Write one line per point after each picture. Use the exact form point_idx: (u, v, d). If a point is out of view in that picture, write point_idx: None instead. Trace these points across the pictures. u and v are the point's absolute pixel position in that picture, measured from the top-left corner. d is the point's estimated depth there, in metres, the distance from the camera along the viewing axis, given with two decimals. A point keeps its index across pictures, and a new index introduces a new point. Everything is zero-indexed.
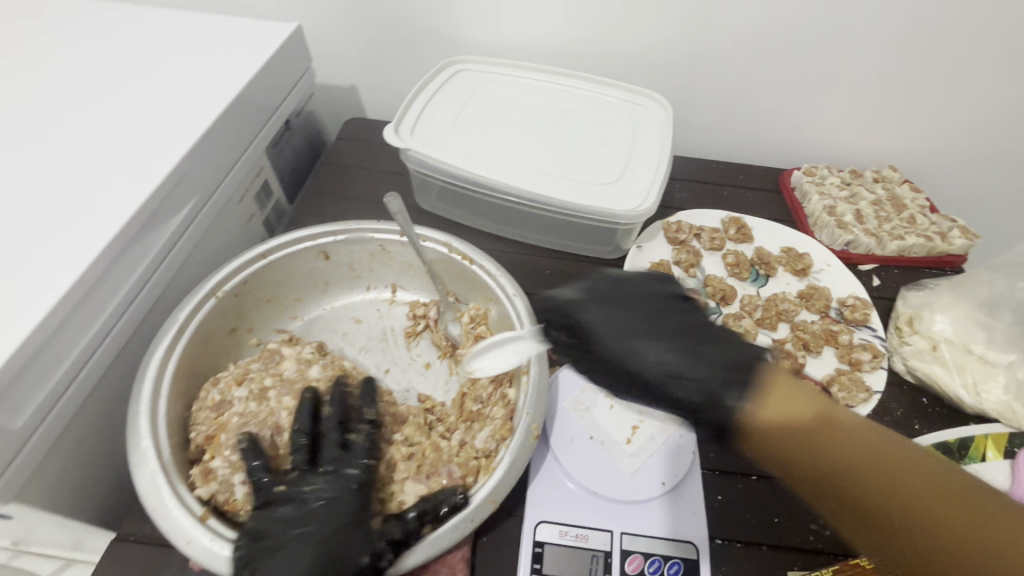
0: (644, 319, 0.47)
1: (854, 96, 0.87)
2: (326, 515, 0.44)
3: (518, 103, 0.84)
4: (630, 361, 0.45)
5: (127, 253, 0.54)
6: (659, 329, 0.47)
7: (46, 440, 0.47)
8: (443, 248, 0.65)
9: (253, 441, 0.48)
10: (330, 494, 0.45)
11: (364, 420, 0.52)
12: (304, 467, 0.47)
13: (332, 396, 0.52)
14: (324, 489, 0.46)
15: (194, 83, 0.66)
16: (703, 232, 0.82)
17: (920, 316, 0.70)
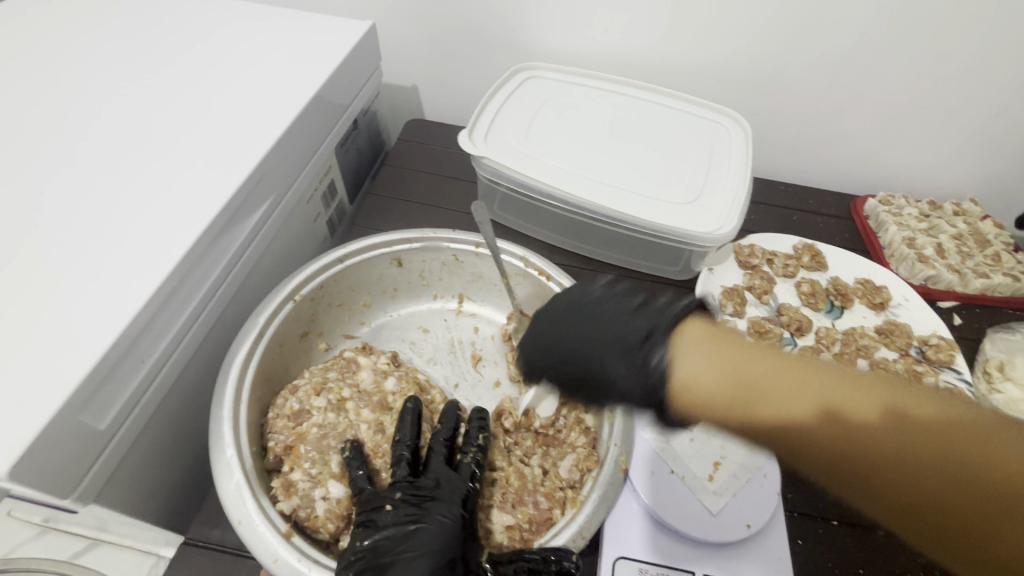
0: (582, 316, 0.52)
1: (939, 123, 0.84)
2: (433, 548, 0.41)
3: (591, 113, 0.81)
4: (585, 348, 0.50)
5: (210, 251, 0.53)
6: (605, 328, 0.50)
7: (127, 441, 0.46)
8: (518, 262, 0.64)
9: (357, 450, 0.48)
10: (442, 525, 0.42)
11: (473, 444, 0.49)
12: (409, 491, 0.44)
13: (446, 415, 0.51)
14: (436, 519, 0.42)
15: (274, 80, 0.65)
16: (776, 258, 0.79)
17: (1012, 362, 0.67)
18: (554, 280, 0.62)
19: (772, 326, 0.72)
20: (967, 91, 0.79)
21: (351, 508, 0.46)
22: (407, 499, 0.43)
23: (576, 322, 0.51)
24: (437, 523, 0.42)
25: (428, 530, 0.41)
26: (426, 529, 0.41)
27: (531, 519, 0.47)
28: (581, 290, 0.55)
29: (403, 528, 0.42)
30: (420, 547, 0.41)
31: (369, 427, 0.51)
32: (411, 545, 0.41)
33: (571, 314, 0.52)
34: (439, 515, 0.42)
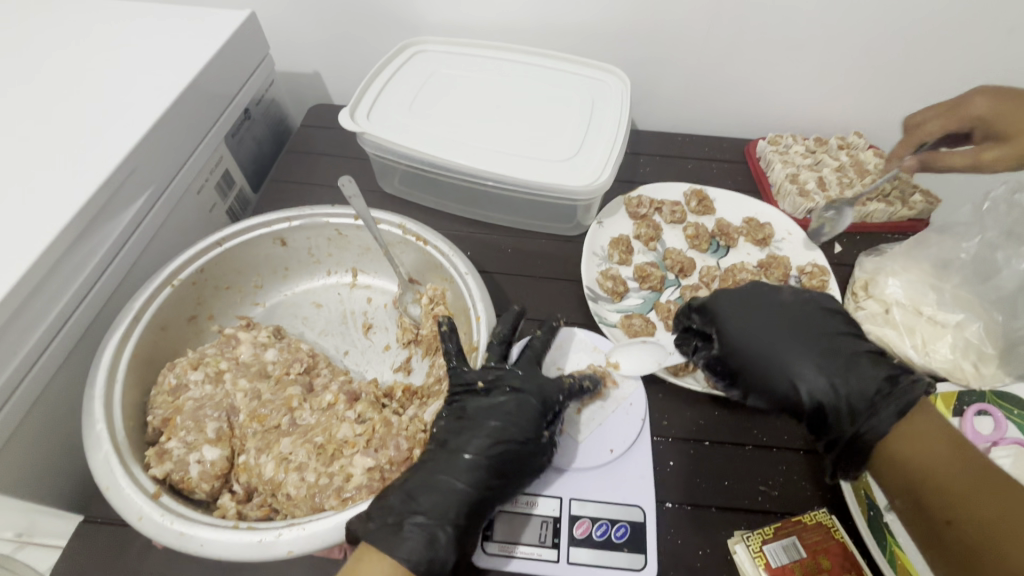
0: (751, 303, 0.58)
1: (815, 64, 0.87)
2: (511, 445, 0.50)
3: (477, 82, 0.83)
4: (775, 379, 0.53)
5: (78, 248, 0.55)
6: (789, 332, 0.55)
7: (4, 429, 0.49)
8: (396, 229, 0.67)
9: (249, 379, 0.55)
10: (529, 401, 0.52)
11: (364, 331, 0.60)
12: (471, 390, 0.54)
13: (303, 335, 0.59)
14: (527, 401, 0.53)
15: (144, 75, 0.66)
16: (664, 206, 0.82)
17: (874, 281, 0.71)
18: (430, 244, 0.65)
19: (655, 270, 0.75)
20: (837, 28, 0.82)
21: (227, 468, 0.50)
22: (450, 409, 0.54)
23: (754, 305, 0.58)
24: (503, 423, 0.51)
25: (521, 404, 0.52)
26: (518, 407, 0.52)
27: (391, 460, 0.50)
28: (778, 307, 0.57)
29: (454, 427, 0.51)
30: (464, 443, 0.50)
31: (245, 394, 0.55)
32: (450, 438, 0.50)
33: (751, 306, 0.58)
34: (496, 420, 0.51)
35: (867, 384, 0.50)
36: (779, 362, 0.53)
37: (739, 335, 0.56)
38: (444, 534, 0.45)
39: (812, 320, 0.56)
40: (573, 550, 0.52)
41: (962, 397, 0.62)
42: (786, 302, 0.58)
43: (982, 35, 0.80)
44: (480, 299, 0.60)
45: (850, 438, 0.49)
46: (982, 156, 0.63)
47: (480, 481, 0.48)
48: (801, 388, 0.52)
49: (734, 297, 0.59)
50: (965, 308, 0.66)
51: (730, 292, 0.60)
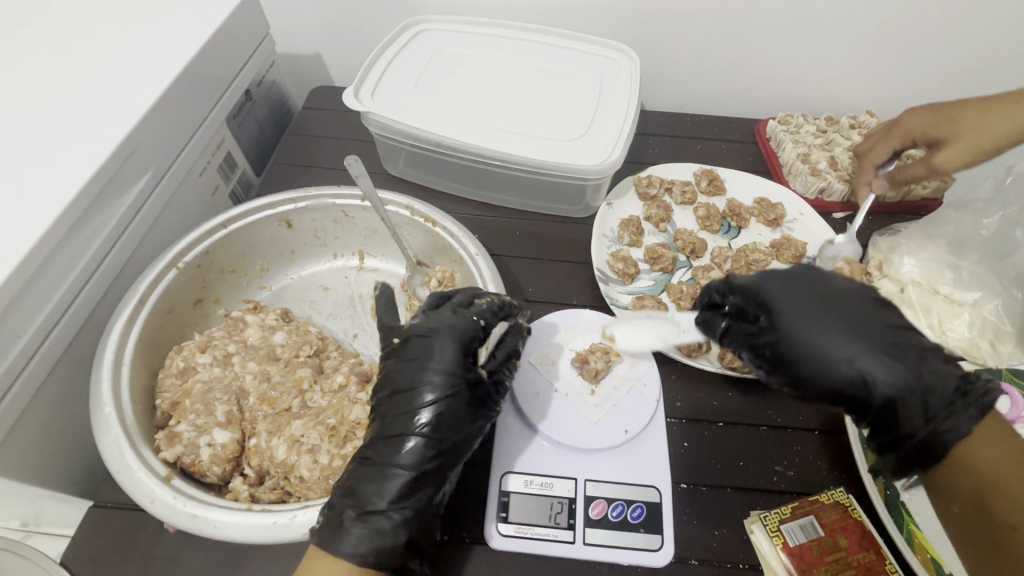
0: (805, 287, 0.51)
1: (827, 41, 0.85)
2: (440, 410, 0.45)
3: (482, 61, 0.81)
4: (840, 375, 0.46)
5: (80, 230, 0.53)
6: (850, 321, 0.48)
7: (11, 413, 0.48)
8: (404, 211, 0.66)
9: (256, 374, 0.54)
10: (444, 352, 0.47)
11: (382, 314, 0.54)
12: (394, 355, 0.50)
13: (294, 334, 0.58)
14: (441, 350, 0.48)
15: (143, 54, 0.64)
16: (674, 186, 0.81)
17: (889, 260, 0.69)
18: (439, 225, 0.64)
19: (666, 251, 0.74)
20: (850, 4, 0.80)
21: (239, 451, 0.50)
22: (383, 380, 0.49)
23: (811, 287, 0.51)
24: (429, 385, 0.46)
25: (437, 357, 0.47)
26: (440, 363, 0.47)
27: None
28: (831, 284, 0.51)
29: (387, 403, 0.47)
30: (399, 420, 0.45)
31: (254, 377, 0.54)
32: (384, 418, 0.46)
33: (808, 289, 0.50)
34: (427, 388, 0.46)
35: (942, 381, 0.45)
36: (845, 355, 0.46)
37: (803, 325, 0.48)
38: (388, 522, 0.43)
39: (862, 305, 0.49)
40: (589, 531, 0.51)
41: (978, 375, 0.60)
42: (838, 286, 0.51)
43: (997, 11, 0.79)
44: (491, 280, 0.59)
45: (925, 439, 0.45)
46: (936, 162, 0.69)
47: (416, 458, 0.44)
48: (868, 386, 0.46)
49: (786, 280, 0.52)
50: (984, 286, 0.65)
51: (780, 273, 0.52)
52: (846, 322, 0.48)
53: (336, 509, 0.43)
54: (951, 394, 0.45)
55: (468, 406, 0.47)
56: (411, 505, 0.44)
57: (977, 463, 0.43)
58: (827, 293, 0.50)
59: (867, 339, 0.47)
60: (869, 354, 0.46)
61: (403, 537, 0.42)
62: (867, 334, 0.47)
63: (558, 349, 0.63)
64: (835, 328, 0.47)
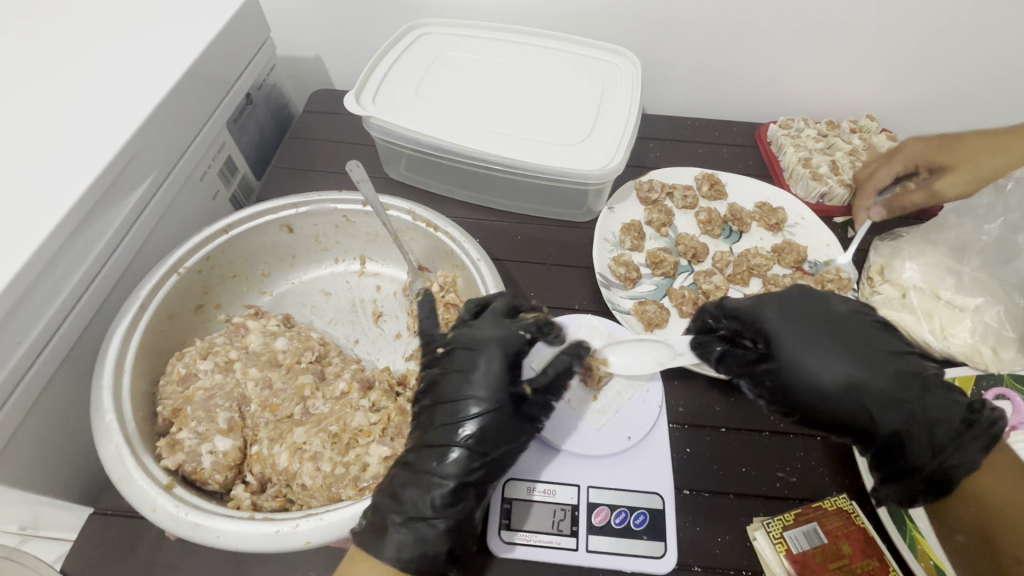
0: (805, 315, 0.54)
1: (827, 46, 0.85)
2: (489, 420, 0.47)
3: (483, 65, 0.81)
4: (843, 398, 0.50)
5: (81, 235, 0.53)
6: (849, 345, 0.52)
7: (12, 420, 0.48)
8: (406, 216, 0.65)
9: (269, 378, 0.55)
10: (493, 363, 0.49)
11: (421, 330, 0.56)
12: (438, 365, 0.51)
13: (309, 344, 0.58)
14: (490, 361, 0.49)
15: (144, 59, 0.64)
16: (675, 191, 0.81)
17: (890, 265, 0.70)
18: (440, 230, 0.64)
19: (668, 256, 0.74)
20: (851, 9, 0.80)
21: (240, 458, 0.49)
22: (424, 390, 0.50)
23: (809, 316, 0.54)
24: (477, 396, 0.48)
25: (483, 368, 0.49)
26: (488, 374, 0.48)
27: None
28: (830, 309, 0.55)
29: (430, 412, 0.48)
30: (445, 431, 0.47)
31: (256, 383, 0.54)
32: (429, 427, 0.47)
33: (810, 315, 0.54)
34: (476, 399, 0.47)
35: (947, 413, 0.48)
36: (846, 378, 0.50)
37: (801, 353, 0.52)
38: (432, 530, 0.43)
39: (860, 330, 0.53)
40: (592, 538, 0.51)
41: (981, 381, 0.60)
42: (837, 310, 0.55)
43: (997, 16, 0.79)
44: (494, 286, 0.59)
45: (932, 471, 0.47)
46: (939, 190, 0.71)
47: (463, 466, 0.45)
48: (871, 406, 0.49)
49: (782, 310, 0.55)
50: (986, 293, 0.66)
51: (777, 302, 0.56)
52: (845, 347, 0.52)
53: (380, 512, 0.43)
54: (956, 423, 0.48)
55: (513, 417, 0.48)
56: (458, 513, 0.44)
57: (988, 496, 0.45)
58: (826, 318, 0.54)
59: (868, 362, 0.51)
60: (867, 378, 0.50)
61: (448, 544, 0.43)
62: (869, 359, 0.51)
63: None
64: (833, 354, 0.51)
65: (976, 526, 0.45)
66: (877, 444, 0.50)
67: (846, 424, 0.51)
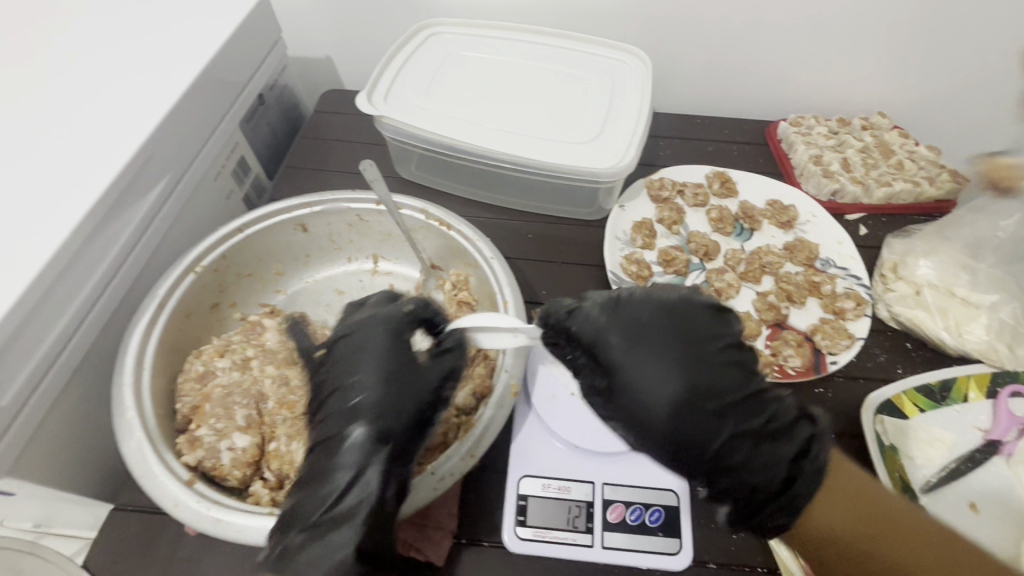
0: (658, 339, 0.48)
1: (839, 43, 0.85)
2: (386, 401, 0.45)
3: (494, 65, 0.81)
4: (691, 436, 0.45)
5: (100, 234, 0.54)
6: (684, 368, 0.46)
7: (34, 417, 0.49)
8: (419, 214, 0.66)
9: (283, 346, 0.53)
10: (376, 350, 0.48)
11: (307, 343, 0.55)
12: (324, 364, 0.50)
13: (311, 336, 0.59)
14: (367, 345, 0.48)
15: (158, 62, 0.65)
16: (687, 189, 0.81)
17: (904, 262, 0.70)
18: (453, 228, 0.64)
19: (680, 254, 0.74)
20: (862, 6, 0.80)
21: (259, 455, 0.50)
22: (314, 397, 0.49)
23: (642, 340, 0.48)
24: (363, 380, 0.46)
25: (369, 354, 0.48)
26: (382, 356, 0.47)
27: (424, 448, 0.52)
28: (655, 322, 0.49)
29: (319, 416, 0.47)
30: (342, 417, 0.45)
31: (273, 380, 0.54)
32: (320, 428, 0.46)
33: (663, 333, 0.48)
34: (365, 380, 0.46)
35: (779, 454, 0.46)
36: (668, 407, 0.45)
37: (642, 385, 0.46)
38: (334, 535, 0.41)
39: (702, 349, 0.48)
40: (607, 534, 0.51)
41: (995, 378, 0.62)
42: (674, 322, 0.49)
43: (1012, 11, 0.79)
44: (507, 283, 0.59)
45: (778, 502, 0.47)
46: None
47: (367, 447, 0.43)
48: (732, 443, 0.46)
49: (627, 334, 0.49)
50: (1002, 289, 0.65)
51: (624, 324, 0.49)
52: (683, 371, 0.46)
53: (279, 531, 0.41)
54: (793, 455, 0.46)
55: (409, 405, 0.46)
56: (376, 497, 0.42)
57: (820, 507, 0.46)
58: (668, 333, 0.48)
59: (703, 392, 0.46)
60: (714, 413, 0.46)
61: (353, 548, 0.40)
62: (699, 388, 0.46)
63: None
64: (676, 383, 0.46)
65: (819, 553, 0.46)
66: (706, 476, 0.47)
67: (682, 457, 0.47)
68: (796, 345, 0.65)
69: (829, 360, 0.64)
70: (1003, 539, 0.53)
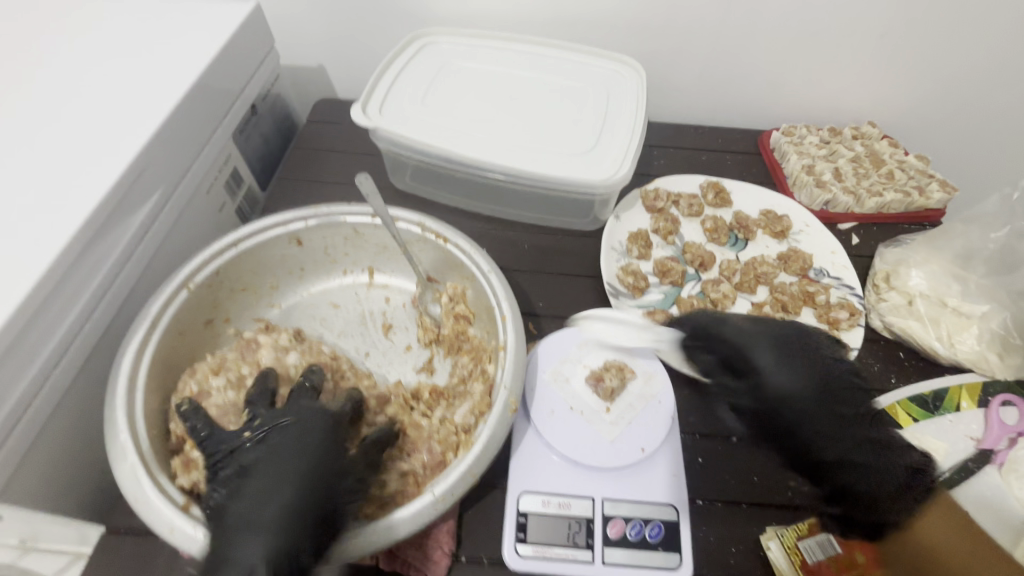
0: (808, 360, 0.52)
1: (830, 54, 0.86)
2: (296, 501, 0.43)
3: (489, 75, 0.81)
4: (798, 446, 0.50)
5: (92, 251, 0.53)
6: (813, 385, 0.51)
7: (24, 440, 0.48)
8: (415, 228, 0.65)
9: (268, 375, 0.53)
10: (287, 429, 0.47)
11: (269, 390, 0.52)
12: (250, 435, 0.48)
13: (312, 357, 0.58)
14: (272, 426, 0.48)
15: (150, 74, 0.64)
16: (681, 199, 0.81)
17: (896, 273, 0.70)
18: (450, 241, 0.64)
19: (675, 265, 0.74)
20: (852, 18, 0.81)
21: None
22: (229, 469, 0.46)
23: (789, 350, 0.52)
24: (255, 454, 0.46)
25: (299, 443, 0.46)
26: (289, 446, 0.46)
27: (424, 464, 0.49)
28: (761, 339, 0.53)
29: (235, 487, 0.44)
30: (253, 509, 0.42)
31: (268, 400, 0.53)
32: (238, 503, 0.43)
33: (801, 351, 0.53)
34: (273, 470, 0.44)
35: (892, 468, 0.49)
36: (815, 422, 0.50)
37: (790, 395, 0.50)
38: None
39: (794, 367, 0.52)
40: (608, 551, 0.51)
41: (986, 388, 0.63)
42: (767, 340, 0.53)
43: (996, 24, 0.80)
44: (505, 297, 0.59)
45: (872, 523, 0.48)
46: None
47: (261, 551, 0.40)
48: (843, 460, 0.49)
49: (777, 344, 0.53)
50: (991, 298, 0.66)
51: (774, 334, 0.53)
52: (812, 389, 0.51)
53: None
54: (897, 476, 0.49)
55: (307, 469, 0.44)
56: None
57: (921, 527, 0.46)
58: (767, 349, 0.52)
59: (807, 409, 0.50)
60: (811, 431, 0.50)
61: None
62: (824, 403, 0.50)
63: (572, 366, 0.63)
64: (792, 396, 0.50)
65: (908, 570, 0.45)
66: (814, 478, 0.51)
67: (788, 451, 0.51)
68: None
69: None
70: None
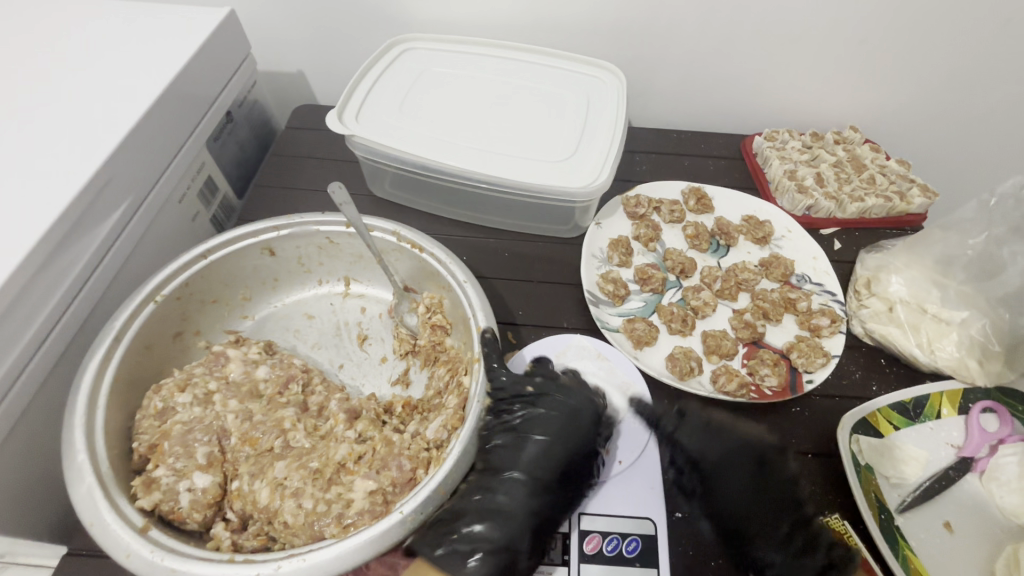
0: (747, 471, 0.54)
1: (811, 59, 0.86)
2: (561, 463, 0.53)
3: (468, 81, 0.80)
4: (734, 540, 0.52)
5: (53, 265, 0.51)
6: (753, 484, 0.54)
7: None
8: (391, 237, 0.64)
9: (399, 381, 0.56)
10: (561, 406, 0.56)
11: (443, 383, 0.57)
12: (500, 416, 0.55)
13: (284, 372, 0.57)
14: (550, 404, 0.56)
15: (117, 81, 0.62)
16: (662, 205, 0.81)
17: (877, 278, 0.70)
18: (425, 251, 0.63)
19: (656, 271, 0.74)
20: (831, 23, 0.81)
21: (220, 495, 0.48)
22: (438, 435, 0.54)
23: (736, 455, 0.56)
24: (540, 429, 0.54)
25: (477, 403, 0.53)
26: (566, 421, 0.55)
27: (394, 482, 0.48)
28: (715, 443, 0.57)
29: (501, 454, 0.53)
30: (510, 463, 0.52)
31: (236, 416, 0.53)
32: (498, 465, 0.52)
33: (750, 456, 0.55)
34: (539, 431, 0.54)
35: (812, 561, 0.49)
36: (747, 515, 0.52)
37: (723, 491, 0.54)
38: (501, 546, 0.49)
39: (741, 469, 0.55)
40: (584, 566, 0.50)
41: (967, 395, 0.62)
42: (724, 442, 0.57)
43: (975, 28, 0.80)
44: (481, 308, 0.58)
45: None
46: None
47: (522, 498, 0.50)
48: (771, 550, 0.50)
49: (724, 452, 0.56)
50: (971, 305, 0.66)
51: (724, 443, 0.56)
52: (747, 486, 0.54)
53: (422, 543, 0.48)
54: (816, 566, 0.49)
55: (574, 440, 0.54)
56: (503, 536, 0.49)
57: None
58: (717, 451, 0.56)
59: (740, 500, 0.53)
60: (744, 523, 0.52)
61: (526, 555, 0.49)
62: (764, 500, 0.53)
63: None
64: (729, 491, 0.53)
65: None
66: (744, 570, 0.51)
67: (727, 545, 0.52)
68: (772, 364, 0.64)
69: (804, 380, 0.64)
70: (975, 558, 0.53)
